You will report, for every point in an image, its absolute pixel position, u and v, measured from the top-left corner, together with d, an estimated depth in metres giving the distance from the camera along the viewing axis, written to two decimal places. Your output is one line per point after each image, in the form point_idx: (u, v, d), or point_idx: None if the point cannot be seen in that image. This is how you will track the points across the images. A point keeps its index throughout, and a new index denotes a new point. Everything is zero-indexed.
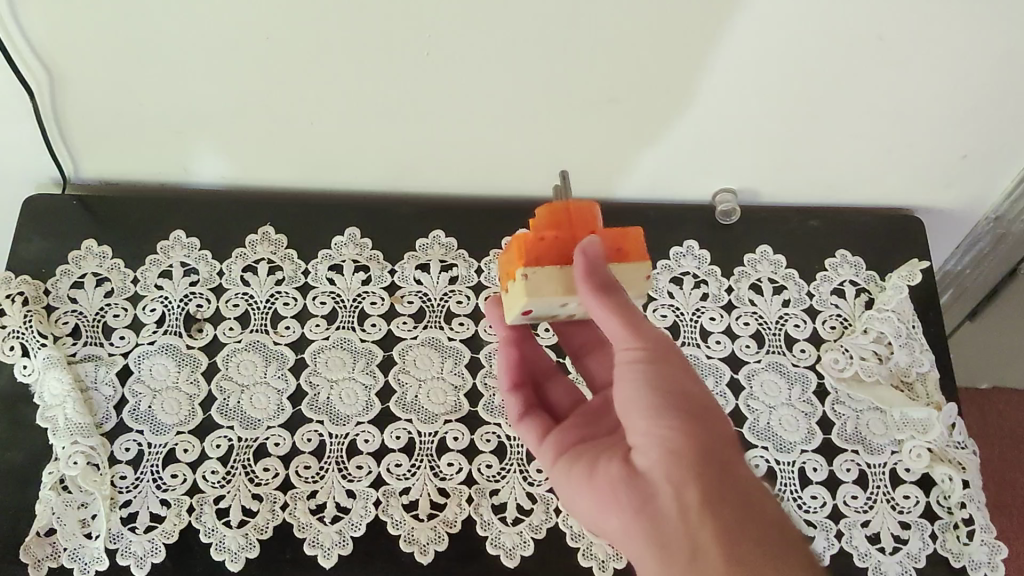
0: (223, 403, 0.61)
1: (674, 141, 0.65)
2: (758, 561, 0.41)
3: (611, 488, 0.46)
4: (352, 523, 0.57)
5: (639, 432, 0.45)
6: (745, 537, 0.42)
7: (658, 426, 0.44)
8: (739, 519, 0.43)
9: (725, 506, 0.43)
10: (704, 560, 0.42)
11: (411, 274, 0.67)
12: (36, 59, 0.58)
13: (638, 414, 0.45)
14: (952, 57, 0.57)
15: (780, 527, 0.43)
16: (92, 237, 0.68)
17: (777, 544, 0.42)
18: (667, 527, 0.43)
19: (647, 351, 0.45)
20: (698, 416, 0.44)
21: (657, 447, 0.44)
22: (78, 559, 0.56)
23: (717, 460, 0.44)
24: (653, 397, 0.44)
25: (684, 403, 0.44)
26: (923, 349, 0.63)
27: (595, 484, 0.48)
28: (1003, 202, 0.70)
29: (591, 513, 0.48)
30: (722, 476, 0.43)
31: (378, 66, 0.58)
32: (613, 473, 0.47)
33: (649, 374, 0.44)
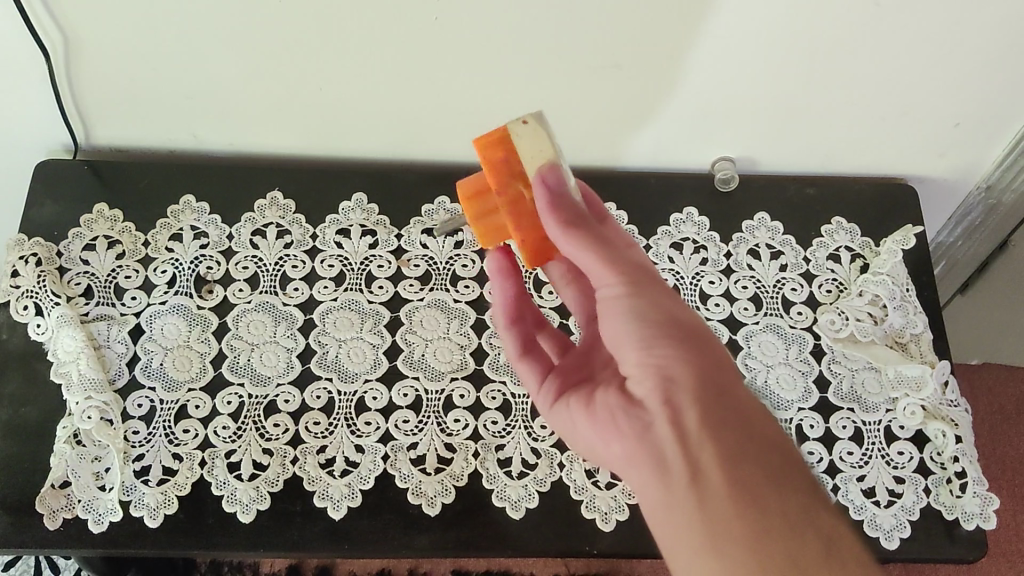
0: (234, 360, 0.63)
1: (675, 109, 0.67)
2: (758, 480, 0.42)
3: (613, 421, 0.48)
4: (361, 477, 0.59)
5: (632, 364, 0.46)
6: (743, 456, 0.43)
7: (651, 357, 0.45)
8: (736, 438, 0.43)
9: (723, 426, 0.43)
10: (704, 481, 0.42)
11: (417, 239, 0.69)
12: (52, 22, 0.58)
13: (630, 347, 0.46)
14: (946, 26, 0.58)
15: (778, 445, 0.44)
16: (103, 202, 0.69)
17: (775, 462, 0.43)
18: (665, 452, 0.44)
19: (630, 282, 0.46)
20: (689, 341, 0.45)
21: (651, 377, 0.45)
22: (93, 511, 0.57)
23: (711, 383, 0.44)
24: (641, 326, 0.45)
25: (670, 331, 0.45)
26: (916, 311, 0.66)
27: (599, 420, 0.49)
28: (995, 172, 0.72)
29: (596, 444, 0.50)
30: (718, 398, 0.44)
31: (386, 34, 0.60)
32: (614, 404, 0.48)
33: (634, 304, 0.46)
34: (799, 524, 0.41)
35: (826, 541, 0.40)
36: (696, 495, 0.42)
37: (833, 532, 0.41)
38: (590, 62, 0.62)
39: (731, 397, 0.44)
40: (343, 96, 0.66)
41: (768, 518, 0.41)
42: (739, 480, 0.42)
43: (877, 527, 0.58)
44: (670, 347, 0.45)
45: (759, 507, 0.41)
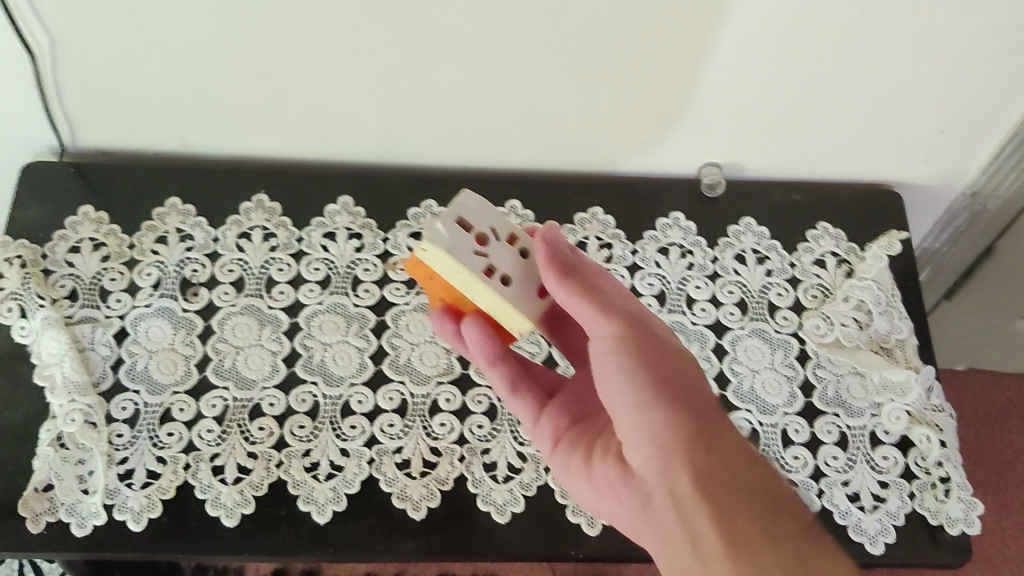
0: (219, 364, 0.62)
1: (663, 114, 0.67)
2: (759, 544, 0.41)
3: (616, 491, 0.48)
4: (345, 481, 0.59)
5: (627, 428, 0.46)
6: (743, 519, 0.42)
7: (644, 421, 0.45)
8: (735, 503, 0.42)
9: (717, 487, 0.43)
10: (705, 549, 0.41)
11: (404, 242, 0.69)
12: (38, 22, 0.58)
13: (623, 410, 0.46)
14: (933, 32, 0.58)
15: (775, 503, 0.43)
16: (88, 204, 0.69)
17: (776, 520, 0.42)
18: (669, 522, 0.43)
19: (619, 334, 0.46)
20: (679, 397, 0.45)
21: (645, 443, 0.45)
22: (76, 514, 0.57)
23: (705, 441, 0.44)
24: (633, 387, 0.45)
25: (661, 390, 0.45)
26: (902, 317, 0.66)
27: (599, 478, 0.49)
28: (980, 178, 0.72)
29: (604, 508, 0.49)
30: (713, 457, 0.44)
31: (374, 38, 0.60)
32: (613, 470, 0.48)
33: (624, 361, 0.46)
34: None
35: None
36: (700, 565, 0.41)
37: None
38: (578, 67, 0.62)
39: (726, 457, 0.44)
40: (330, 99, 0.66)
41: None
42: (740, 547, 0.41)
43: (862, 532, 0.58)
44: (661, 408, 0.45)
45: (761, 573, 0.40)
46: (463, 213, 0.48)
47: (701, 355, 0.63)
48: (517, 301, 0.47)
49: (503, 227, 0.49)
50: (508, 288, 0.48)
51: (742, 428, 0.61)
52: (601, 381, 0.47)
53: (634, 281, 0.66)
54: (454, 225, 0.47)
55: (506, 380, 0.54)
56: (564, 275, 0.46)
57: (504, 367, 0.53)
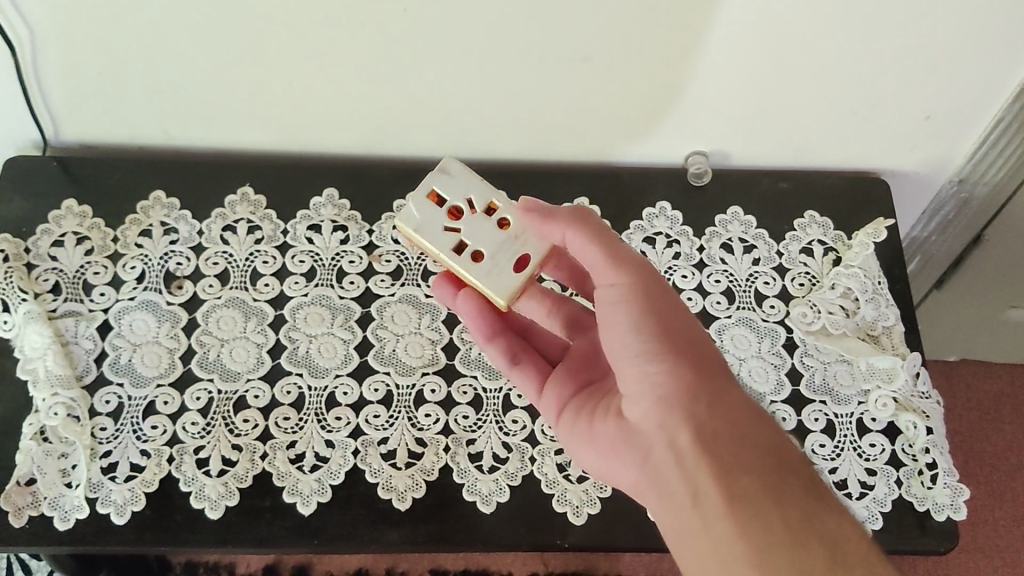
0: (204, 356, 0.62)
1: (647, 103, 0.66)
2: (763, 502, 0.41)
3: (618, 451, 0.48)
4: (330, 472, 0.58)
5: (629, 382, 0.47)
6: (748, 474, 0.42)
7: (645, 373, 0.46)
8: (736, 455, 0.43)
9: (719, 443, 0.43)
10: (708, 505, 0.42)
11: (389, 234, 0.68)
12: (17, 15, 0.58)
13: (626, 362, 0.47)
14: (916, 17, 0.58)
15: (780, 457, 0.43)
16: (72, 198, 0.69)
17: (780, 476, 0.42)
18: (669, 476, 0.44)
19: (628, 283, 0.46)
20: (685, 350, 0.46)
21: (648, 396, 0.46)
22: (59, 508, 0.56)
23: (710, 396, 0.45)
24: (637, 338, 0.46)
25: (666, 339, 0.45)
26: (888, 304, 0.66)
27: (600, 441, 0.50)
28: (967, 165, 0.72)
29: (605, 470, 0.50)
30: (714, 411, 0.44)
31: (355, 27, 0.59)
32: (615, 428, 0.49)
33: (630, 312, 0.46)
34: (807, 542, 0.40)
35: (836, 552, 0.40)
36: (702, 521, 0.42)
37: (840, 536, 0.40)
38: (561, 55, 0.62)
39: (730, 411, 0.45)
40: (314, 91, 0.66)
41: (773, 538, 0.40)
42: (742, 502, 0.42)
43: None
44: (666, 360, 0.45)
45: (763, 530, 0.41)
46: (437, 190, 0.53)
47: None
48: (487, 277, 0.51)
49: (480, 198, 0.53)
50: (481, 263, 0.51)
51: None
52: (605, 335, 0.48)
53: None
54: (425, 202, 0.53)
55: (505, 355, 0.55)
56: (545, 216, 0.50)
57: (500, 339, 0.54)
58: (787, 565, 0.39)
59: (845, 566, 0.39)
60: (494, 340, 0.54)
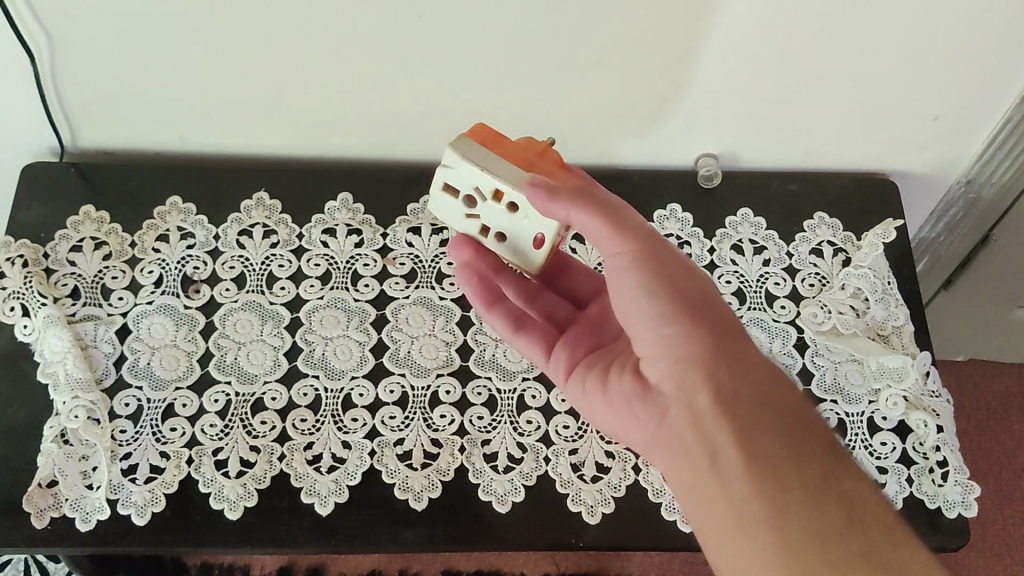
0: (221, 359, 0.63)
1: (657, 106, 0.67)
2: (777, 461, 0.43)
3: (632, 408, 0.50)
4: (348, 473, 0.59)
5: (646, 343, 0.48)
6: (762, 433, 0.44)
7: (663, 336, 0.46)
8: (754, 416, 0.44)
9: (738, 404, 0.44)
10: (724, 464, 0.43)
11: (403, 237, 0.69)
12: (37, 23, 0.59)
13: (644, 325, 0.47)
14: (923, 19, 0.59)
15: (798, 419, 0.45)
16: (89, 203, 0.69)
17: (794, 436, 0.44)
18: (684, 434, 0.46)
19: (635, 251, 0.46)
20: (699, 313, 0.46)
21: (665, 358, 0.47)
22: (80, 509, 0.57)
23: (723, 356, 0.45)
24: (651, 302, 0.46)
25: (683, 306, 0.46)
26: (898, 304, 0.66)
27: (614, 399, 0.52)
28: (974, 166, 0.73)
29: (618, 427, 0.52)
30: (733, 373, 0.45)
31: (369, 33, 0.60)
32: (629, 387, 0.50)
33: (642, 277, 0.46)
34: (822, 502, 0.42)
35: (853, 517, 0.41)
36: (718, 480, 0.43)
37: (856, 500, 0.42)
38: (573, 60, 0.62)
39: (749, 371, 0.45)
40: (328, 96, 0.66)
41: (789, 496, 0.42)
42: (761, 463, 0.43)
43: None
44: (679, 322, 0.46)
45: (778, 489, 0.42)
46: (445, 181, 0.50)
47: None
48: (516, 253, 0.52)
49: (485, 185, 0.48)
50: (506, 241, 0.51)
51: None
52: (618, 297, 0.48)
53: None
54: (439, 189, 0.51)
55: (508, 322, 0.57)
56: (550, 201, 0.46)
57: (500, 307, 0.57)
58: (802, 525, 0.41)
59: (860, 529, 0.41)
60: (493, 307, 0.57)
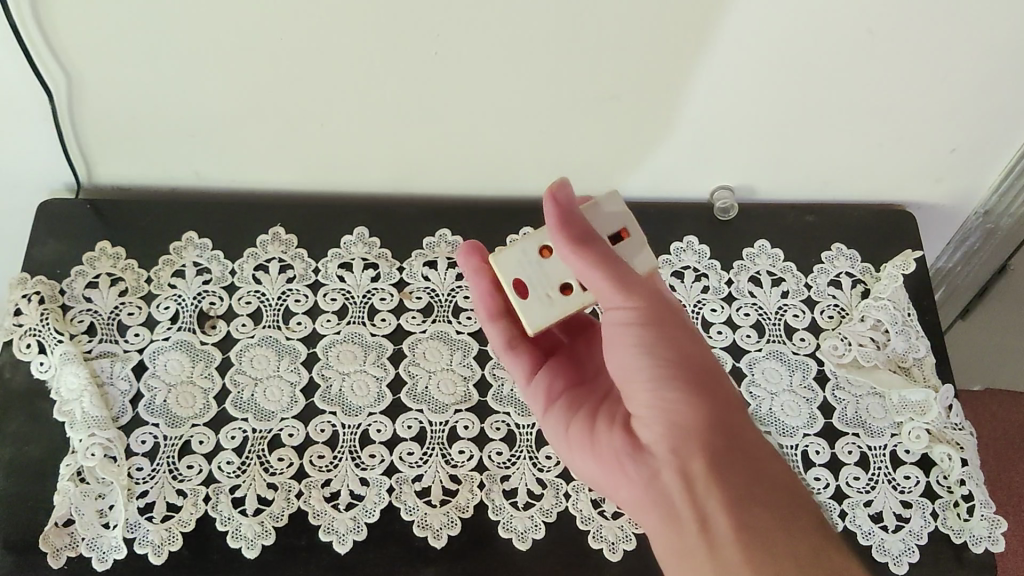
0: (238, 396, 0.63)
1: (676, 140, 0.67)
2: (765, 528, 0.45)
3: (620, 463, 0.51)
4: (366, 510, 0.58)
5: (643, 407, 0.49)
6: (751, 504, 0.46)
7: (663, 400, 0.47)
8: (743, 487, 0.46)
9: (728, 471, 0.46)
10: (718, 533, 0.45)
11: (419, 271, 0.69)
12: (55, 61, 0.59)
13: (644, 390, 0.48)
14: (940, 54, 0.59)
15: (779, 489, 0.47)
16: (105, 239, 0.70)
17: (782, 507, 0.46)
18: (673, 497, 0.47)
19: (644, 312, 0.46)
20: (700, 381, 0.47)
21: (661, 424, 0.48)
22: (97, 549, 0.57)
23: (719, 425, 0.47)
24: (653, 362, 0.47)
25: (682, 371, 0.47)
26: (918, 336, 0.66)
27: (602, 456, 0.52)
28: (992, 197, 0.73)
29: (606, 482, 0.52)
30: (727, 443, 0.47)
31: (387, 70, 0.60)
32: (620, 441, 0.51)
33: (646, 337, 0.46)
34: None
35: None
36: (711, 547, 0.45)
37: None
38: (590, 96, 0.62)
39: (739, 439, 0.47)
40: (344, 132, 0.66)
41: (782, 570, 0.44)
42: (753, 536, 0.45)
43: (886, 552, 0.57)
44: (682, 386, 0.47)
45: (772, 560, 0.44)
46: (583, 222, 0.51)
47: None
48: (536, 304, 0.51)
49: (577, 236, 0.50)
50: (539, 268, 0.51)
51: None
52: (615, 346, 0.49)
53: None
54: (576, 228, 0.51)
55: (503, 338, 0.58)
56: (579, 239, 0.47)
57: (502, 321, 0.58)
58: None
59: None
60: (498, 320, 0.58)
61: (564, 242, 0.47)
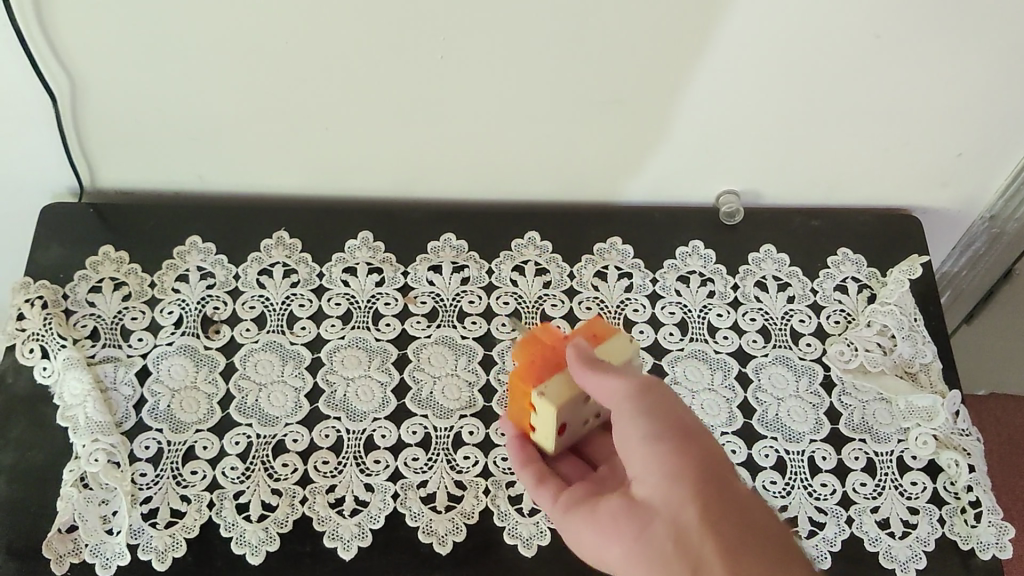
0: (242, 401, 0.62)
1: (681, 145, 0.67)
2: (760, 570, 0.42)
3: (617, 528, 0.47)
4: (371, 516, 0.58)
5: (640, 473, 0.47)
6: (748, 552, 0.43)
7: (655, 458, 0.46)
8: (742, 536, 0.44)
9: (725, 520, 0.44)
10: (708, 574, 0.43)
11: (424, 275, 0.69)
12: (59, 65, 0.59)
13: (638, 455, 0.47)
14: (947, 56, 0.59)
15: (784, 546, 0.44)
16: (109, 243, 0.69)
17: (782, 560, 0.43)
18: (667, 549, 0.45)
19: (643, 386, 0.47)
20: (694, 446, 0.46)
21: (656, 478, 0.46)
22: (100, 555, 0.56)
23: (716, 488, 0.45)
24: (650, 424, 0.47)
25: (677, 435, 0.47)
26: (925, 341, 0.66)
27: (601, 526, 0.48)
28: (999, 201, 0.72)
29: (598, 551, 0.49)
30: (723, 498, 0.45)
31: (392, 74, 0.60)
32: (620, 508, 0.48)
33: (642, 405, 0.47)
34: None
35: None
36: None
37: None
38: (595, 98, 0.62)
39: (741, 505, 0.45)
40: (348, 137, 0.66)
41: None
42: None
43: (892, 558, 0.57)
44: (674, 444, 0.46)
45: None
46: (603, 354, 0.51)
47: (724, 383, 0.63)
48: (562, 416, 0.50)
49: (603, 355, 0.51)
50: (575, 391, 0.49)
51: (768, 456, 0.60)
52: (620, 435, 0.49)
53: (654, 310, 0.67)
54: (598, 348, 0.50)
55: (532, 477, 0.53)
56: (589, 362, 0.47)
57: (528, 452, 0.55)
58: None
59: None
60: (526, 442, 0.55)
61: (588, 373, 0.47)
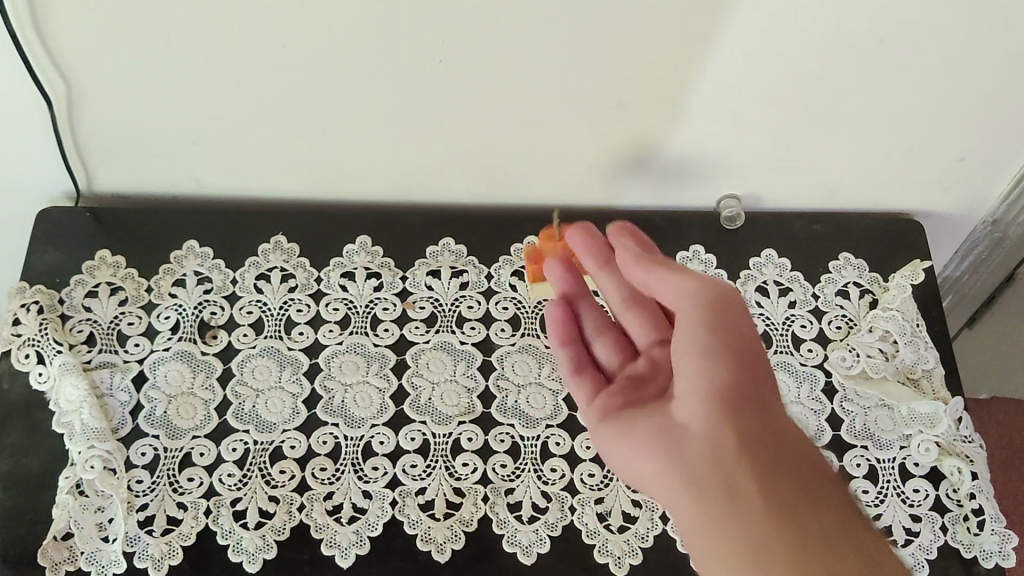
0: (239, 407, 0.62)
1: (682, 149, 0.66)
2: (791, 498, 0.44)
3: (651, 441, 0.49)
4: (368, 524, 0.58)
5: (684, 382, 0.48)
6: (781, 483, 0.45)
7: (703, 376, 0.46)
8: (775, 469, 0.45)
9: (762, 453, 0.45)
10: (743, 501, 0.44)
11: (422, 281, 0.68)
12: (55, 69, 0.58)
13: (686, 373, 0.47)
14: (950, 61, 0.58)
15: (814, 475, 0.46)
16: (105, 248, 0.69)
17: (814, 487, 0.45)
18: (702, 471, 0.46)
19: (704, 299, 0.47)
20: (744, 369, 0.46)
21: (699, 398, 0.46)
22: (96, 563, 0.56)
23: (756, 416, 0.46)
24: (708, 336, 0.46)
25: (728, 348, 0.46)
26: (928, 347, 0.65)
27: (635, 427, 0.50)
28: (1001, 205, 0.72)
29: (638, 457, 0.49)
30: (761, 427, 0.46)
31: (391, 78, 0.60)
32: (659, 419, 0.49)
33: (705, 322, 0.46)
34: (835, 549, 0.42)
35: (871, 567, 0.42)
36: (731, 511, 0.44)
37: (873, 551, 0.43)
38: (596, 102, 0.62)
39: (779, 436, 0.46)
40: (347, 141, 0.66)
41: (801, 536, 0.43)
42: (777, 504, 0.44)
43: None
44: (724, 362, 0.46)
45: (792, 525, 0.43)
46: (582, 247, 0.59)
47: None
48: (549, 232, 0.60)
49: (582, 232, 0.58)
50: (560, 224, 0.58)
51: None
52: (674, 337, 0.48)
53: None
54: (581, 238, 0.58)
55: (570, 366, 0.58)
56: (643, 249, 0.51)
57: (569, 348, 0.58)
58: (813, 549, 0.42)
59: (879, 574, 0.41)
60: (565, 345, 0.59)
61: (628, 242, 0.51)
